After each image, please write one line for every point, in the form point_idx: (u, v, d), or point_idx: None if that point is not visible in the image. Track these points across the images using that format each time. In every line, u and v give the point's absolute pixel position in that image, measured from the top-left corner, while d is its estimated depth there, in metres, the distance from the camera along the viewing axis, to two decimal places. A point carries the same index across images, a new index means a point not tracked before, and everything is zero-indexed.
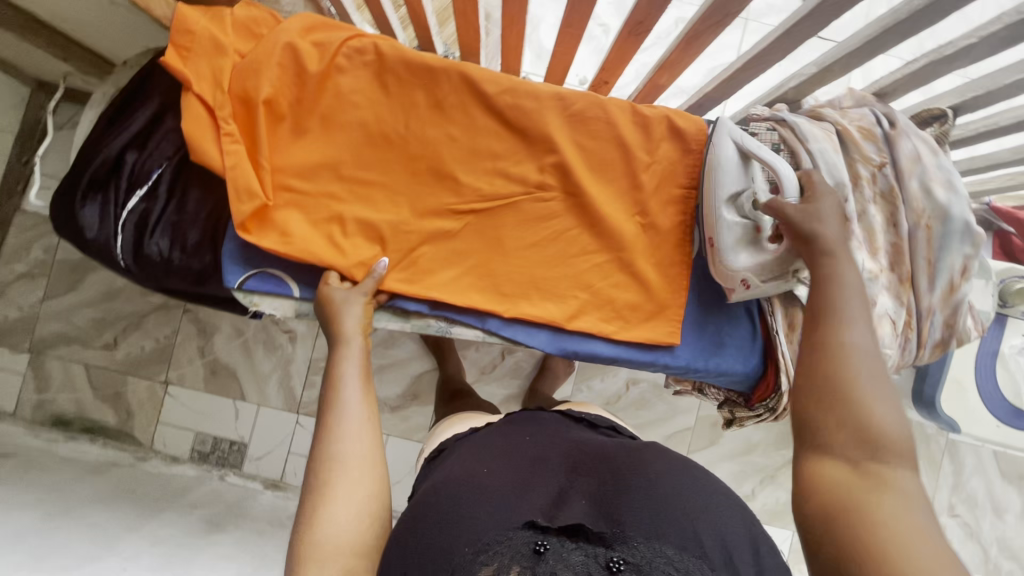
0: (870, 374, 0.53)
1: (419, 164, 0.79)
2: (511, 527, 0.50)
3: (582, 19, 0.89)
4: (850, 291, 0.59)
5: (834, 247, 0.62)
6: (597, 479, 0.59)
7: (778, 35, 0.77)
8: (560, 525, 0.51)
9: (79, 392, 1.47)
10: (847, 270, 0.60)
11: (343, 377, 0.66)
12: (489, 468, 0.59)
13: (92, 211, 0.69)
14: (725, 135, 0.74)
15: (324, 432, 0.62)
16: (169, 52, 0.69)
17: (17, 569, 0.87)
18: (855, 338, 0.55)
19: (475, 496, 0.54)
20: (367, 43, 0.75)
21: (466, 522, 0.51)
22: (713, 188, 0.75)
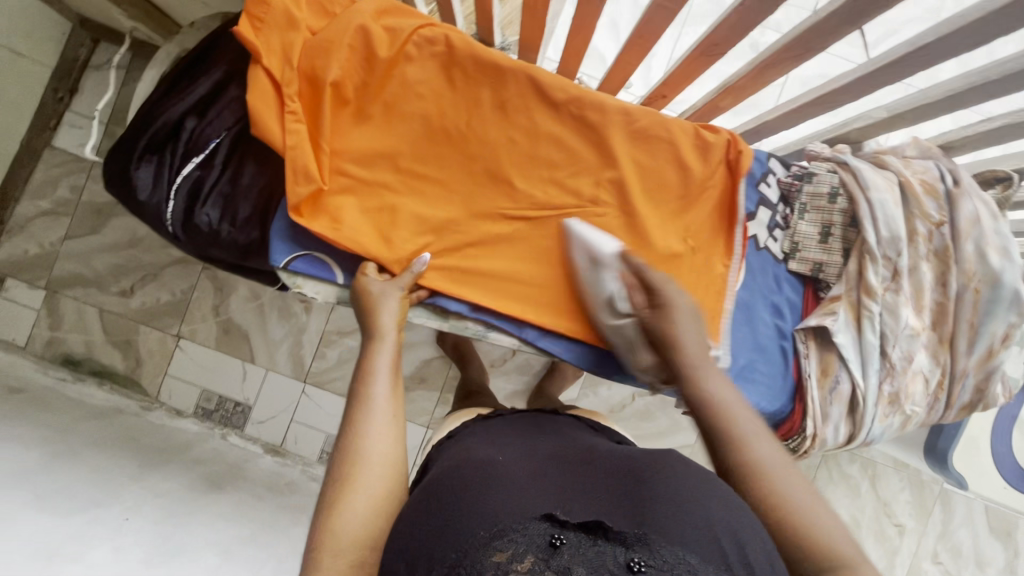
0: (786, 480, 0.55)
1: (476, 164, 0.78)
2: (528, 517, 0.48)
3: (655, 32, 0.86)
4: (736, 411, 0.59)
5: (699, 360, 0.63)
6: (616, 481, 0.56)
7: (858, 76, 0.76)
8: (577, 521, 0.48)
9: (91, 335, 1.44)
10: (718, 385, 0.61)
11: (377, 371, 0.63)
12: (504, 460, 0.59)
13: (147, 172, 0.68)
14: (577, 236, 0.77)
15: (352, 424, 0.59)
16: (241, 20, 0.66)
17: (21, 507, 0.82)
18: (755, 451, 0.56)
19: (492, 485, 0.53)
20: (439, 34, 0.74)
21: (482, 507, 0.50)
22: (590, 297, 0.76)
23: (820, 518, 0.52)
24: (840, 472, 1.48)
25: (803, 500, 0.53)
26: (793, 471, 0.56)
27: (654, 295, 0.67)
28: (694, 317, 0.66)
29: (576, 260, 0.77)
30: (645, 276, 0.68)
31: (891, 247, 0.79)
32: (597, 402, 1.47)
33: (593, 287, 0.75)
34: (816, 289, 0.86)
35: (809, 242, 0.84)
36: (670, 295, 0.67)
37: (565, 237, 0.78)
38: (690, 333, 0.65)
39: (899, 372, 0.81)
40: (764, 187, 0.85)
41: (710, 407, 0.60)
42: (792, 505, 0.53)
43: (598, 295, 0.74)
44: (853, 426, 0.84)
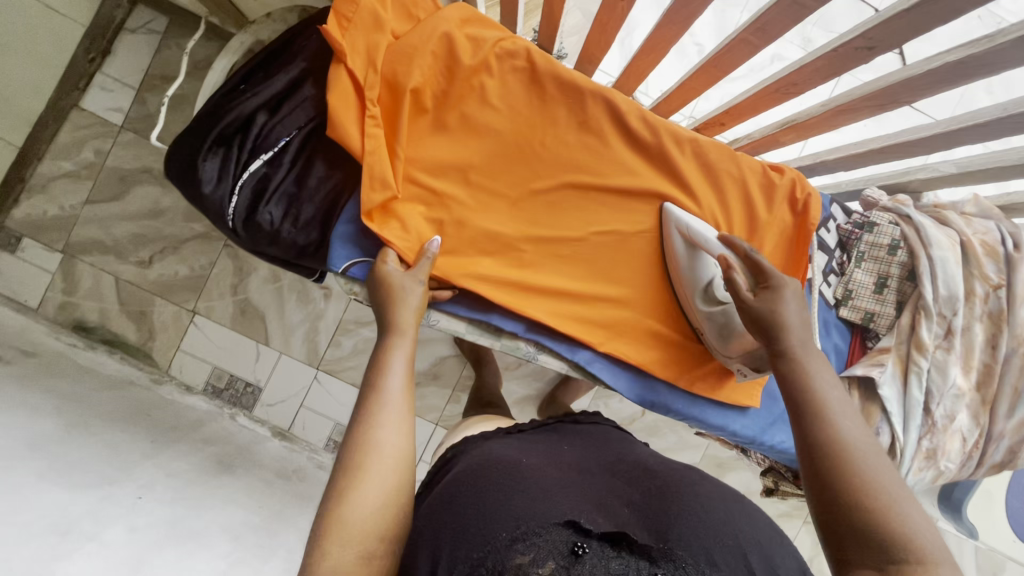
0: (873, 463, 0.44)
1: (544, 182, 0.76)
2: (549, 522, 0.47)
3: (731, 62, 0.84)
4: (827, 388, 0.50)
5: (804, 343, 0.54)
6: (640, 499, 0.55)
7: (936, 133, 0.76)
8: (601, 532, 0.46)
9: (105, 303, 1.37)
10: (820, 366, 0.52)
11: (392, 364, 0.60)
12: (529, 465, 0.57)
13: (213, 165, 0.67)
14: (673, 224, 0.75)
15: (365, 413, 0.55)
16: (330, 20, 0.65)
17: (39, 482, 0.79)
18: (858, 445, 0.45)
19: (514, 490, 0.52)
20: (520, 47, 0.72)
21: (508, 511, 0.49)
22: (682, 285, 0.76)
23: (914, 520, 0.41)
24: None
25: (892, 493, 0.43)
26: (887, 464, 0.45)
27: (761, 277, 0.60)
28: (802, 302, 0.57)
29: (672, 261, 0.78)
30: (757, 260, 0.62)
31: (948, 305, 0.79)
32: (609, 414, 1.42)
33: (690, 275, 0.75)
34: (864, 338, 0.87)
35: (862, 291, 0.84)
36: (786, 284, 0.58)
37: (660, 239, 0.79)
38: (797, 317, 0.56)
39: (940, 429, 0.81)
40: (825, 233, 0.85)
41: (806, 388, 0.50)
42: (890, 500, 0.42)
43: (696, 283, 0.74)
44: None
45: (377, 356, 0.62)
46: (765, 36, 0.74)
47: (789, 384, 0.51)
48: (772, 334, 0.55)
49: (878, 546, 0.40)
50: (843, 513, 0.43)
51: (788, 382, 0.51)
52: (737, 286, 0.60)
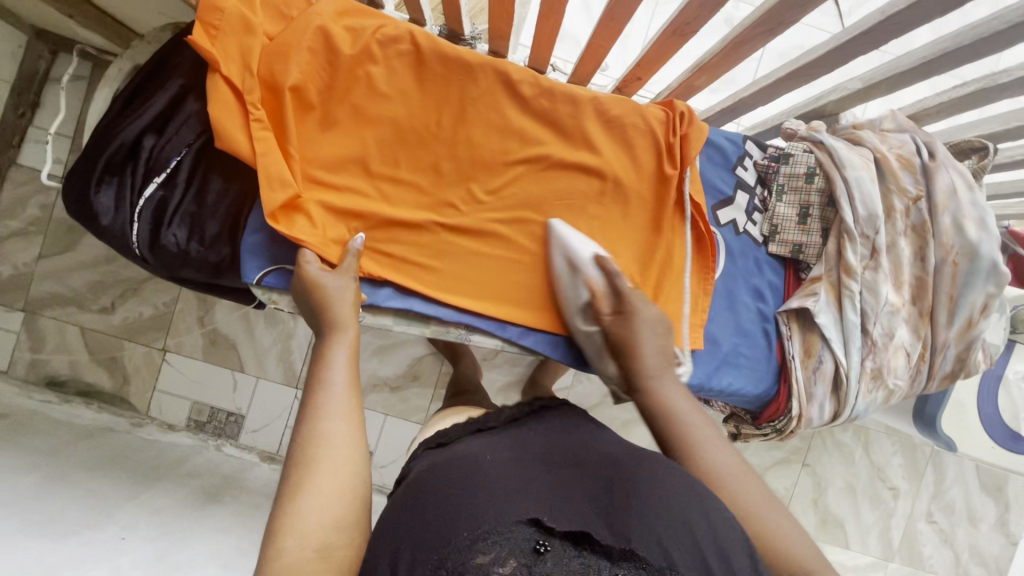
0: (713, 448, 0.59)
1: (447, 165, 0.76)
2: (511, 519, 0.45)
3: (624, 14, 0.84)
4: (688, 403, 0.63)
5: (656, 369, 0.66)
6: (602, 492, 0.51)
7: (830, 49, 0.76)
8: (565, 529, 0.46)
9: (74, 355, 1.37)
10: (669, 393, 0.64)
11: (333, 357, 0.60)
12: (493, 458, 0.55)
13: (108, 195, 0.67)
14: (561, 243, 0.76)
15: (309, 409, 0.55)
16: (195, 30, 0.63)
17: (15, 536, 0.79)
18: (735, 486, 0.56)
19: (476, 485, 0.50)
20: (403, 31, 0.72)
21: (467, 505, 0.47)
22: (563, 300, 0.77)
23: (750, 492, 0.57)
24: (834, 441, 1.59)
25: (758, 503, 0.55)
26: (750, 474, 0.57)
27: (623, 301, 0.70)
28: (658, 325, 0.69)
29: (555, 264, 0.77)
30: (619, 284, 0.70)
31: (869, 225, 0.79)
32: (593, 389, 1.41)
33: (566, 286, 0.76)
34: (797, 271, 0.87)
35: (787, 223, 0.84)
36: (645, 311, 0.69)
37: (548, 236, 0.78)
38: (652, 342, 0.67)
39: (880, 347, 0.81)
40: (742, 171, 0.85)
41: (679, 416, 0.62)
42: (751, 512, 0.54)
43: (573, 302, 0.75)
44: (837, 403, 0.84)
45: (317, 351, 0.62)
46: None
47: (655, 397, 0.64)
48: (634, 362, 0.66)
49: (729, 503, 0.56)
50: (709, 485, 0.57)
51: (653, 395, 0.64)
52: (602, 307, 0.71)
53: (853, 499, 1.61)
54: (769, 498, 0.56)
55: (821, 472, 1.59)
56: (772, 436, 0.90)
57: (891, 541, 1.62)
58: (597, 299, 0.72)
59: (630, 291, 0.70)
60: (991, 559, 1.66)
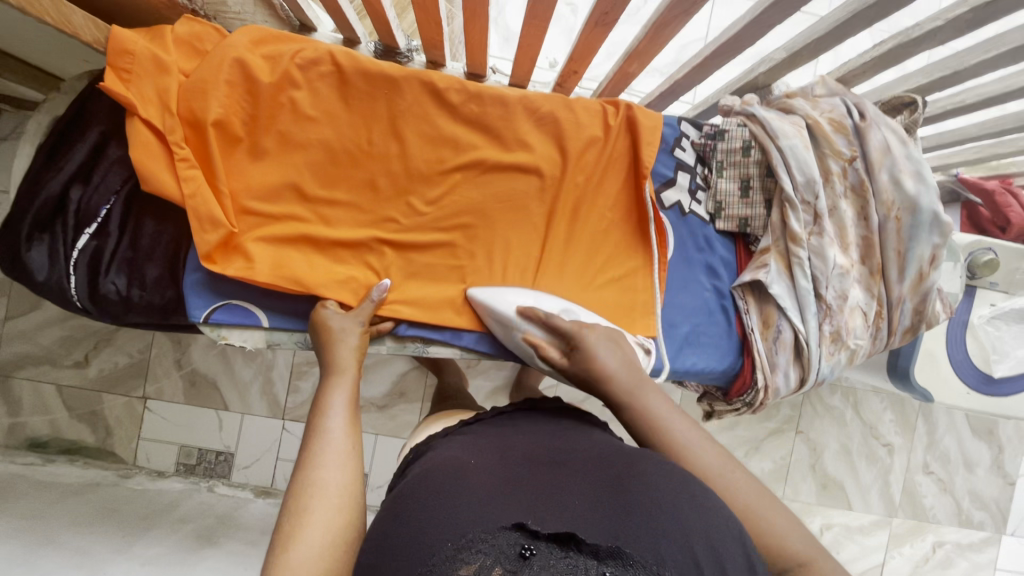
0: (696, 456, 0.56)
1: (383, 181, 0.75)
2: (497, 526, 0.44)
3: (546, 10, 0.84)
4: (670, 423, 0.59)
5: (633, 388, 0.63)
6: (596, 487, 0.51)
7: (747, 23, 0.77)
8: (551, 531, 0.44)
9: (53, 414, 1.35)
10: (654, 404, 0.61)
11: (333, 405, 0.62)
12: (476, 464, 0.54)
13: (40, 252, 0.66)
14: (484, 305, 0.75)
15: (307, 457, 0.56)
16: (107, 75, 0.64)
17: None
18: (728, 485, 0.55)
19: (457, 493, 0.49)
20: (321, 52, 0.71)
21: (449, 515, 0.46)
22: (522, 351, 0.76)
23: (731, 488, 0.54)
24: (824, 405, 1.60)
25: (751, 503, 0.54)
26: (739, 473, 0.56)
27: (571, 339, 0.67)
28: (613, 350, 0.66)
29: (490, 326, 0.77)
30: (560, 326, 0.69)
31: (808, 191, 0.80)
32: (578, 383, 1.41)
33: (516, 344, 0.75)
34: (747, 244, 0.87)
35: (730, 199, 0.85)
36: (593, 345, 0.66)
37: (471, 306, 0.77)
38: (618, 364, 0.65)
39: (836, 310, 0.82)
40: (680, 152, 0.85)
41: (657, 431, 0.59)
42: (747, 511, 0.53)
43: (523, 352, 0.74)
44: (802, 369, 0.84)
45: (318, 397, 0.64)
46: None
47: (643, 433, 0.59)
48: (608, 394, 0.64)
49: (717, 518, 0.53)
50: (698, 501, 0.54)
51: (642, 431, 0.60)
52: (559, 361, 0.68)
53: (849, 460, 1.62)
54: (754, 488, 0.55)
55: (815, 438, 1.60)
56: (743, 410, 0.91)
57: (893, 497, 1.63)
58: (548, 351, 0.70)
59: (581, 327, 0.67)
60: (993, 502, 1.68)
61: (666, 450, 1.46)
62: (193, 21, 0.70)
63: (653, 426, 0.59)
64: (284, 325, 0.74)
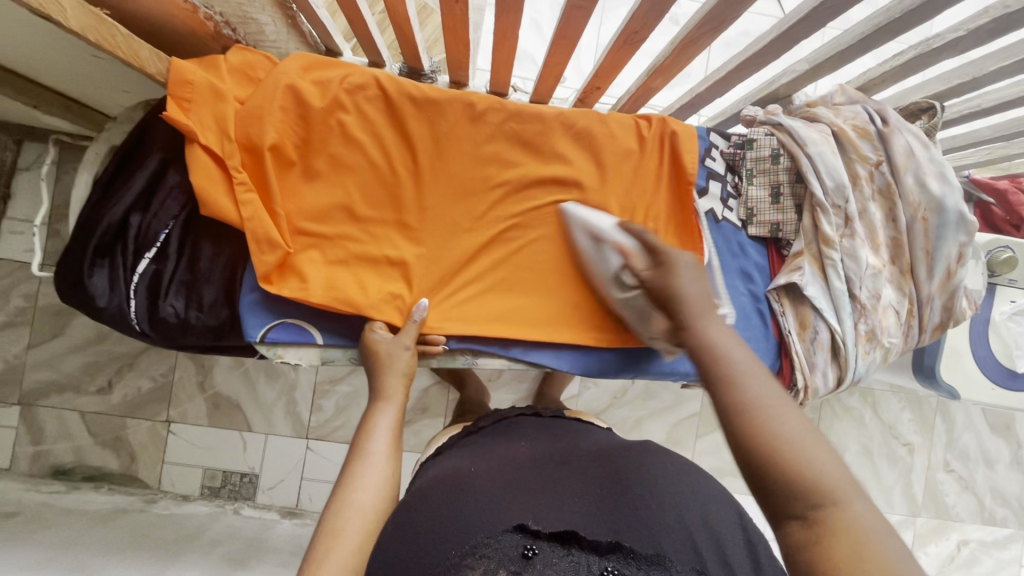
0: (761, 385, 0.46)
1: (431, 198, 0.77)
2: (499, 530, 0.46)
3: (575, 31, 0.87)
4: (733, 349, 0.49)
5: (700, 305, 0.53)
6: (595, 489, 0.55)
7: (773, 37, 0.80)
8: (552, 531, 0.46)
9: (76, 440, 1.35)
10: (720, 329, 0.51)
11: (377, 427, 0.64)
12: (479, 472, 0.56)
13: (102, 277, 0.68)
14: (578, 221, 0.78)
15: (346, 478, 0.57)
16: (169, 105, 0.66)
17: None
18: (776, 424, 0.44)
19: (465, 502, 0.51)
20: (367, 77, 0.74)
21: (454, 522, 0.48)
22: (599, 275, 0.75)
23: (783, 430, 0.44)
24: (842, 407, 1.61)
25: (801, 442, 0.43)
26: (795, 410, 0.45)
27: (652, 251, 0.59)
28: (691, 263, 0.56)
29: (580, 242, 0.78)
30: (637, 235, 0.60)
31: (838, 196, 0.82)
32: (601, 392, 1.42)
33: (600, 265, 0.74)
34: (779, 248, 0.90)
35: (761, 205, 0.88)
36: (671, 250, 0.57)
37: (566, 220, 0.80)
38: (692, 279, 0.55)
39: (870, 310, 0.84)
40: (711, 162, 0.88)
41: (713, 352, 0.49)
42: (795, 450, 0.43)
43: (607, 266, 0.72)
44: (839, 369, 0.86)
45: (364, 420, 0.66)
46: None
47: (696, 352, 0.50)
48: (667, 304, 0.54)
49: (766, 465, 0.43)
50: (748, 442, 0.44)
51: (695, 349, 0.50)
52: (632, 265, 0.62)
53: (871, 461, 1.63)
54: (813, 439, 0.43)
55: (835, 439, 1.61)
56: None
57: (915, 496, 1.64)
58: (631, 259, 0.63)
59: (661, 239, 0.57)
60: (1014, 499, 1.69)
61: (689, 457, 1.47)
62: (245, 51, 0.72)
63: (709, 342, 0.50)
64: (338, 342, 0.75)
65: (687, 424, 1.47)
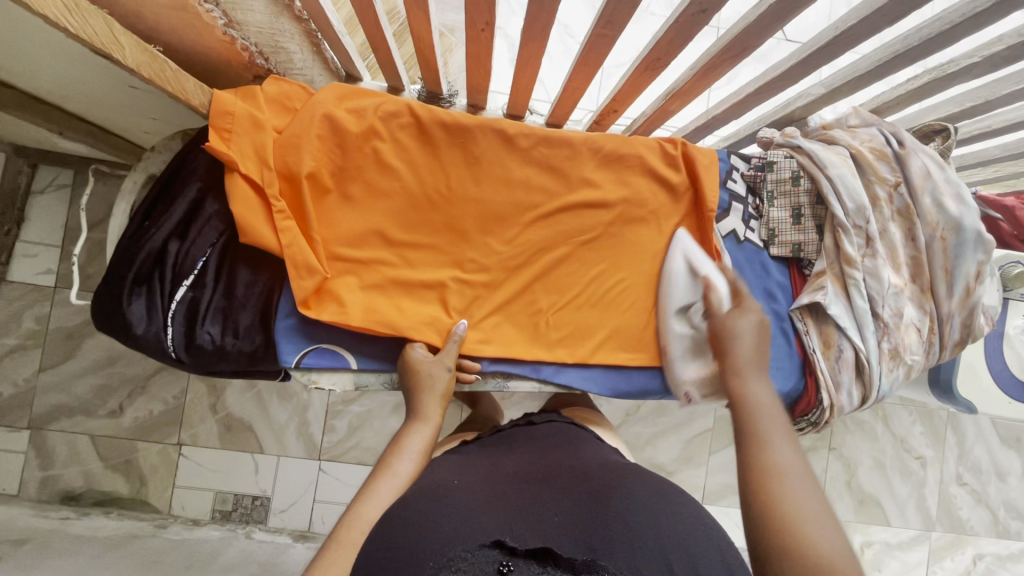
0: (783, 455, 0.57)
1: (462, 223, 0.79)
2: (474, 543, 0.46)
3: (597, 59, 0.89)
4: (766, 414, 0.62)
5: (749, 365, 0.68)
6: (575, 509, 0.53)
7: (792, 64, 0.83)
8: (528, 547, 0.46)
9: (87, 465, 1.33)
10: (759, 391, 0.65)
11: (406, 447, 0.63)
12: (461, 485, 0.56)
13: (139, 305, 0.68)
14: (680, 250, 0.84)
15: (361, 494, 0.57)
16: (210, 136, 0.67)
17: None
18: (790, 490, 0.54)
19: (445, 511, 0.50)
20: (401, 105, 0.76)
21: (429, 534, 0.47)
22: (663, 302, 0.84)
23: (798, 498, 0.53)
24: (854, 421, 1.62)
25: (810, 513, 0.52)
26: (812, 486, 0.55)
27: (738, 300, 0.74)
28: (756, 327, 0.70)
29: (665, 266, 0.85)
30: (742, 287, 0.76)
31: (859, 217, 0.84)
32: (614, 410, 1.42)
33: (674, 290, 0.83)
34: (801, 268, 0.91)
35: (783, 226, 0.89)
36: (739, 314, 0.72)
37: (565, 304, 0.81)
38: (750, 336, 0.70)
39: (893, 328, 0.85)
40: (733, 184, 0.90)
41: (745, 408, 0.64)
42: (798, 517, 0.51)
43: (677, 302, 0.82)
44: (864, 387, 0.87)
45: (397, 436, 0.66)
46: (616, 27, 0.79)
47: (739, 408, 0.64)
48: (727, 349, 0.70)
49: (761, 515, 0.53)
50: (754, 498, 0.55)
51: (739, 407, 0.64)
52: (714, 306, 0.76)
53: (884, 475, 1.63)
54: (823, 513, 0.52)
55: (847, 454, 1.61)
56: (806, 429, 0.93)
57: (929, 510, 1.64)
58: (711, 296, 0.77)
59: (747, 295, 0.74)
60: None
61: (703, 474, 1.46)
62: (282, 80, 0.74)
63: (746, 406, 0.64)
64: (372, 367, 0.76)
65: (699, 441, 1.47)
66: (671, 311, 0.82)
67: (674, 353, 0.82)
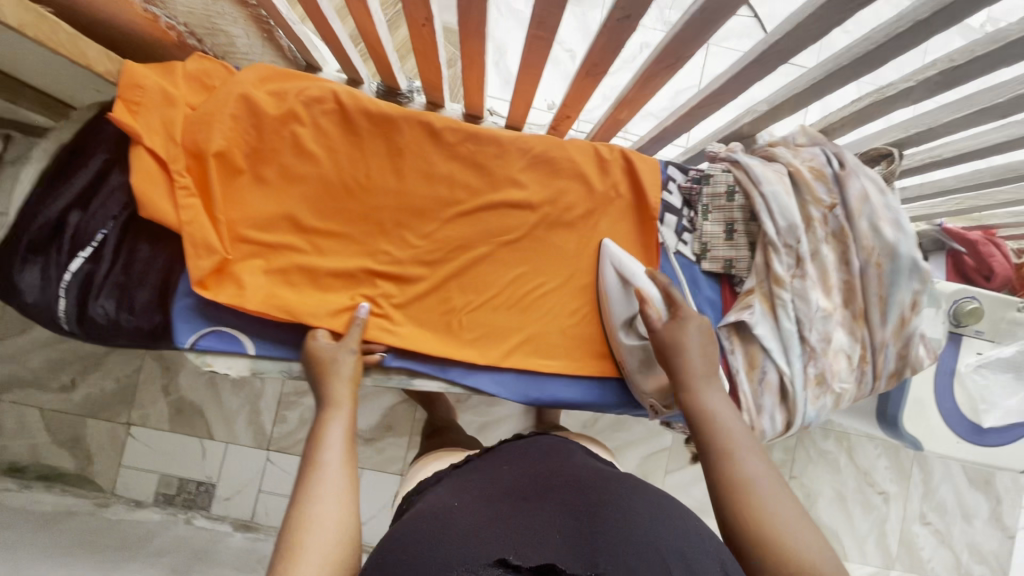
0: (747, 463, 0.58)
1: (379, 215, 0.78)
2: (478, 563, 0.41)
3: (538, 63, 0.88)
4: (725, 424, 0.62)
5: (700, 376, 0.66)
6: (570, 515, 0.48)
7: (729, 76, 0.81)
8: (533, 563, 0.41)
9: (35, 438, 1.32)
10: (712, 398, 0.64)
11: (328, 437, 0.60)
12: (462, 502, 0.51)
13: (33, 273, 0.67)
14: (609, 260, 0.81)
15: (301, 491, 0.54)
16: (117, 107, 0.66)
17: None
18: (767, 502, 0.54)
19: (442, 530, 0.45)
20: (326, 92, 0.74)
21: (433, 555, 0.42)
22: (608, 317, 0.81)
23: (775, 511, 0.54)
24: (817, 450, 1.58)
25: (784, 520, 0.53)
26: (785, 493, 0.56)
27: (673, 308, 0.71)
28: (702, 336, 0.69)
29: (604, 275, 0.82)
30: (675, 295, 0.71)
31: (790, 236, 0.82)
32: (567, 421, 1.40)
33: (614, 298, 0.80)
34: (732, 285, 0.89)
35: (715, 241, 0.88)
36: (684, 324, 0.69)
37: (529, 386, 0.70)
38: (696, 348, 0.68)
39: (820, 354, 0.82)
40: (668, 194, 0.89)
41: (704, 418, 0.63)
42: (777, 531, 0.52)
43: (620, 315, 0.80)
44: (788, 412, 0.84)
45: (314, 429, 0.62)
46: (548, 29, 0.78)
47: (699, 424, 0.63)
48: (678, 365, 0.67)
49: (739, 534, 0.54)
50: (729, 515, 0.55)
51: (699, 422, 0.63)
52: (652, 321, 0.71)
53: (844, 508, 1.58)
54: (800, 516, 0.54)
55: (808, 483, 1.57)
56: None
57: (889, 548, 1.59)
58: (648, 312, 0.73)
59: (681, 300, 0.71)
60: (991, 556, 1.64)
61: None
62: (204, 58, 0.73)
63: (706, 417, 0.63)
64: (269, 353, 0.74)
65: (654, 459, 1.43)
66: (618, 326, 0.79)
67: (629, 365, 0.80)
